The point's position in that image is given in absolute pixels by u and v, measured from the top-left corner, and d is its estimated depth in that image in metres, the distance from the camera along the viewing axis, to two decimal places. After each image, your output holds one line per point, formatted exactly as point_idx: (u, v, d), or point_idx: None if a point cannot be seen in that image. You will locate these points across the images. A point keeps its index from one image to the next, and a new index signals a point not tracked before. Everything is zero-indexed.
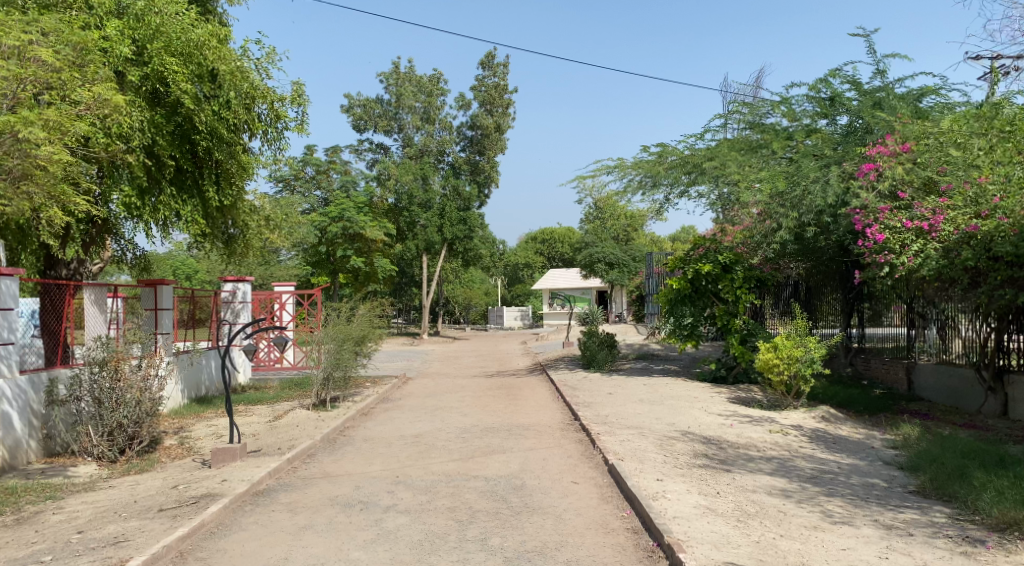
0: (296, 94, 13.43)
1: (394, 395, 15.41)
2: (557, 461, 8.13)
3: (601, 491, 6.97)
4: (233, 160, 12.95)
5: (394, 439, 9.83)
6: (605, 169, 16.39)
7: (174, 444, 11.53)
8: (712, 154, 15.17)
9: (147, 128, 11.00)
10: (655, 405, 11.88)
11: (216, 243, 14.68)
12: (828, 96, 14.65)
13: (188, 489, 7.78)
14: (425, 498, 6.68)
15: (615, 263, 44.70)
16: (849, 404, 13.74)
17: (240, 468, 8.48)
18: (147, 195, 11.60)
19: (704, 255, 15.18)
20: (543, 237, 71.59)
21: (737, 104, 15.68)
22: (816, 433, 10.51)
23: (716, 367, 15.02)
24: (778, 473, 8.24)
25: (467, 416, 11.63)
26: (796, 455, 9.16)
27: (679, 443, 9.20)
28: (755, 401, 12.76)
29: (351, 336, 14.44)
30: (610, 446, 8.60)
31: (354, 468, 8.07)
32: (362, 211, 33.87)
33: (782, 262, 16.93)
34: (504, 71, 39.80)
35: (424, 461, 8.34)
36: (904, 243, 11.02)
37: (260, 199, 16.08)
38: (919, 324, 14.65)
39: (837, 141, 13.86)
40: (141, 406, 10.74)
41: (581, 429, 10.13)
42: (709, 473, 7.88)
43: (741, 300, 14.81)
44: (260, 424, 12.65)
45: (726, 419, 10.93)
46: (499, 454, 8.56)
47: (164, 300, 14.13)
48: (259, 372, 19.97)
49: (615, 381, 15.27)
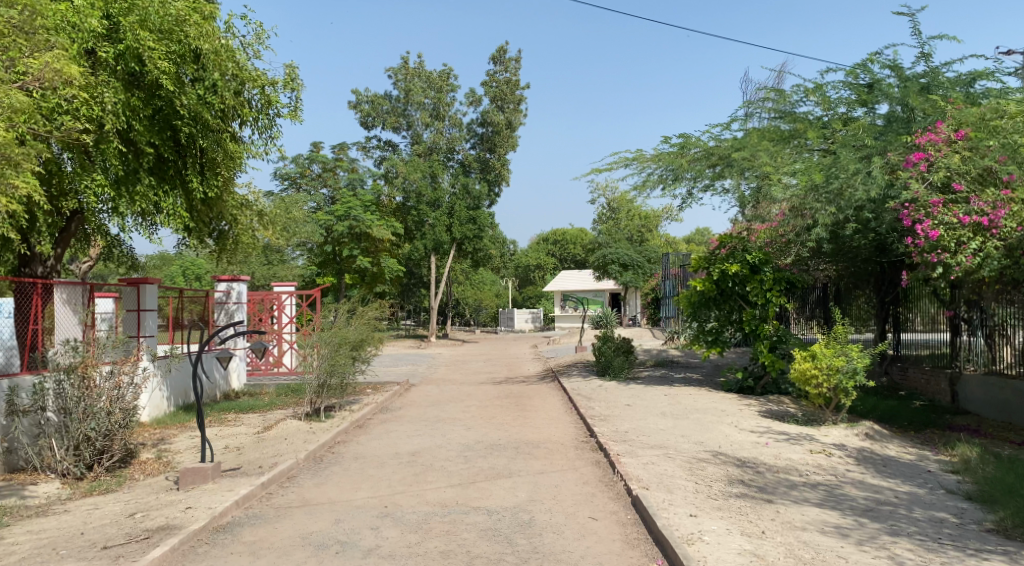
0: (289, 78, 12.40)
1: (395, 404, 14.32)
2: (570, 490, 7.03)
3: (625, 531, 5.86)
4: (220, 148, 12.00)
5: (388, 458, 8.78)
6: (623, 162, 15.22)
7: (151, 459, 10.53)
8: (740, 145, 13.95)
9: (121, 111, 10.05)
10: (680, 420, 10.78)
11: (203, 240, 13.63)
12: (867, 83, 13.49)
13: (147, 517, 6.75)
14: (414, 538, 5.60)
15: (629, 265, 43.43)
16: (891, 418, 12.57)
17: (209, 492, 7.44)
18: (123, 185, 10.60)
19: (731, 254, 13.99)
20: (555, 238, 70.31)
21: (767, 91, 14.48)
22: (862, 453, 9.36)
23: (743, 377, 13.90)
24: (828, 505, 7.10)
25: (471, 430, 10.57)
26: (846, 481, 8.01)
27: (710, 467, 8.08)
28: (789, 415, 11.61)
29: (348, 339, 13.45)
30: (632, 471, 7.51)
31: (338, 495, 7.02)
32: (369, 210, 32.85)
33: (812, 263, 15.80)
34: (516, 66, 38.68)
35: (419, 487, 7.28)
36: (960, 241, 9.82)
37: (252, 192, 15.02)
38: (965, 329, 13.51)
39: (878, 131, 12.68)
40: (112, 418, 9.73)
41: (598, 448, 9.03)
42: (749, 505, 6.75)
43: (771, 304, 13.64)
44: (246, 436, 11.62)
45: (760, 437, 9.79)
46: (505, 479, 7.47)
47: (147, 300, 13.15)
48: (255, 377, 19.10)
49: (633, 390, 14.17)
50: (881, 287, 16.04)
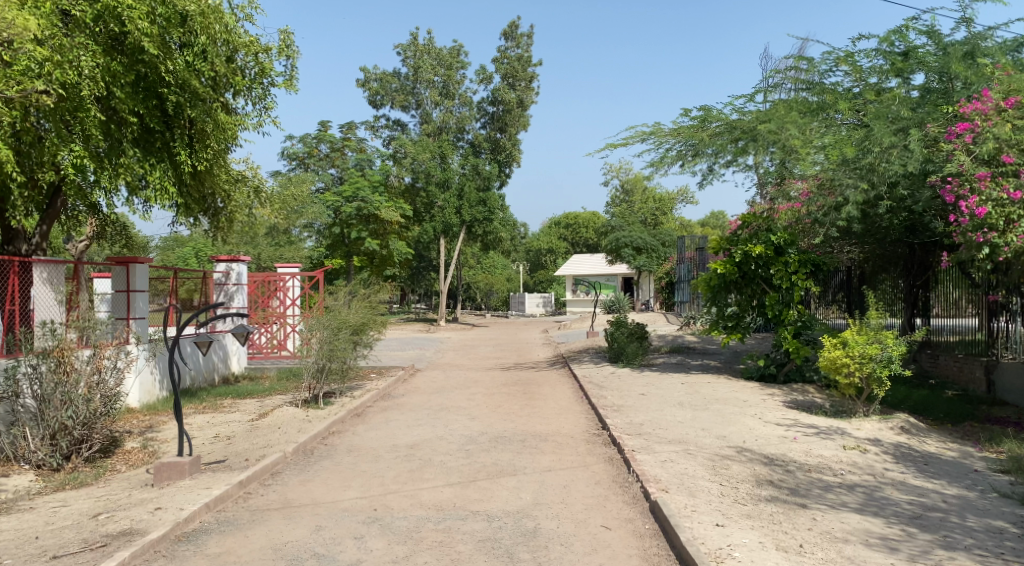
0: (283, 44, 11.64)
1: (397, 391, 13.62)
2: (581, 493, 6.30)
3: (643, 546, 5.14)
4: (210, 119, 11.17)
5: (384, 451, 8.09)
6: (640, 136, 14.37)
7: (136, 448, 9.89)
8: (765, 117, 12.99)
9: (100, 77, 9.38)
10: (699, 411, 10.04)
11: (195, 218, 12.92)
12: (903, 51, 12.54)
13: (110, 519, 6.09)
14: (402, 551, 4.91)
15: (643, 248, 42.49)
16: (925, 410, 11.74)
17: (185, 490, 6.77)
18: (107, 157, 9.95)
19: (755, 234, 13.17)
20: (567, 221, 69.34)
21: (794, 59, 13.54)
22: (899, 449, 8.56)
23: (765, 364, 13.11)
24: (869, 511, 6.33)
25: (475, 420, 9.87)
26: (885, 482, 7.25)
27: (736, 465, 7.35)
28: (816, 406, 10.82)
29: (348, 323, 12.73)
30: (650, 471, 6.80)
31: (324, 495, 6.34)
32: (377, 191, 32.11)
33: (837, 245, 14.96)
34: (528, 42, 37.68)
35: (413, 486, 6.59)
36: (1010, 219, 8.94)
37: (249, 167, 14.27)
38: (1003, 315, 12.63)
39: (914, 103, 11.80)
40: (91, 406, 9.07)
41: (610, 442, 8.32)
42: (782, 512, 6.01)
43: (796, 288, 12.78)
44: (239, 424, 10.98)
45: (787, 431, 9.02)
46: (510, 478, 6.76)
47: (138, 280, 12.28)
48: (256, 361, 18.58)
49: (648, 378, 13.42)
50: (911, 270, 15.26)
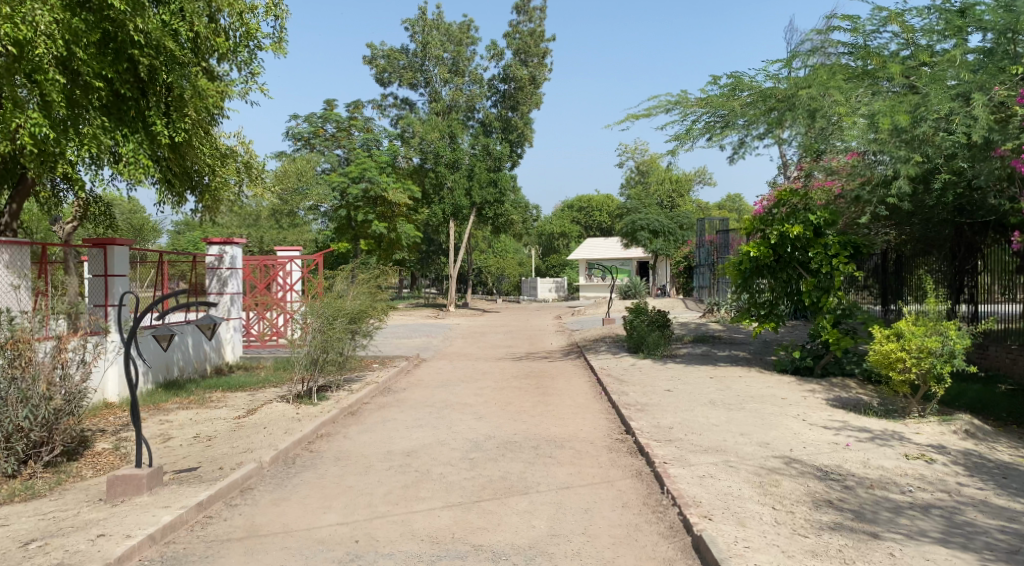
0: (272, 3, 10.54)
1: (399, 384, 12.58)
2: (605, 521, 5.22)
3: None
4: (188, 85, 10.08)
5: (376, 461, 7.06)
6: (664, 107, 13.16)
7: (105, 450, 8.87)
8: (804, 84, 11.80)
9: (58, 36, 8.28)
10: (734, 412, 8.94)
11: (179, 196, 11.89)
12: (960, 7, 11.27)
13: (41, 549, 5.06)
14: None
15: (660, 231, 41.13)
16: (985, 409, 10.55)
17: (138, 510, 5.74)
18: (68, 124, 8.86)
19: (791, 214, 11.95)
20: (580, 204, 68.17)
21: (837, 18, 12.29)
22: (970, 459, 7.43)
23: (801, 357, 11.97)
24: (956, 543, 5.19)
25: (483, 421, 8.84)
26: (966, 502, 6.13)
27: (786, 481, 6.24)
28: (864, 404, 9.67)
29: (345, 311, 11.68)
30: (687, 491, 5.72)
31: (300, 521, 5.32)
32: (384, 172, 30.98)
33: (875, 226, 13.79)
34: (541, 16, 36.40)
35: (406, 508, 5.55)
36: None
37: (240, 142, 13.24)
38: None
39: (974, 66, 10.57)
40: (50, 405, 7.95)
41: (636, 451, 7.23)
42: (853, 546, 4.89)
43: (837, 273, 11.55)
44: (223, 422, 9.98)
45: (838, 436, 7.90)
46: (520, 498, 5.70)
47: (117, 264, 11.18)
48: (252, 349, 17.59)
49: (672, 371, 12.30)
50: (957, 253, 13.94)
